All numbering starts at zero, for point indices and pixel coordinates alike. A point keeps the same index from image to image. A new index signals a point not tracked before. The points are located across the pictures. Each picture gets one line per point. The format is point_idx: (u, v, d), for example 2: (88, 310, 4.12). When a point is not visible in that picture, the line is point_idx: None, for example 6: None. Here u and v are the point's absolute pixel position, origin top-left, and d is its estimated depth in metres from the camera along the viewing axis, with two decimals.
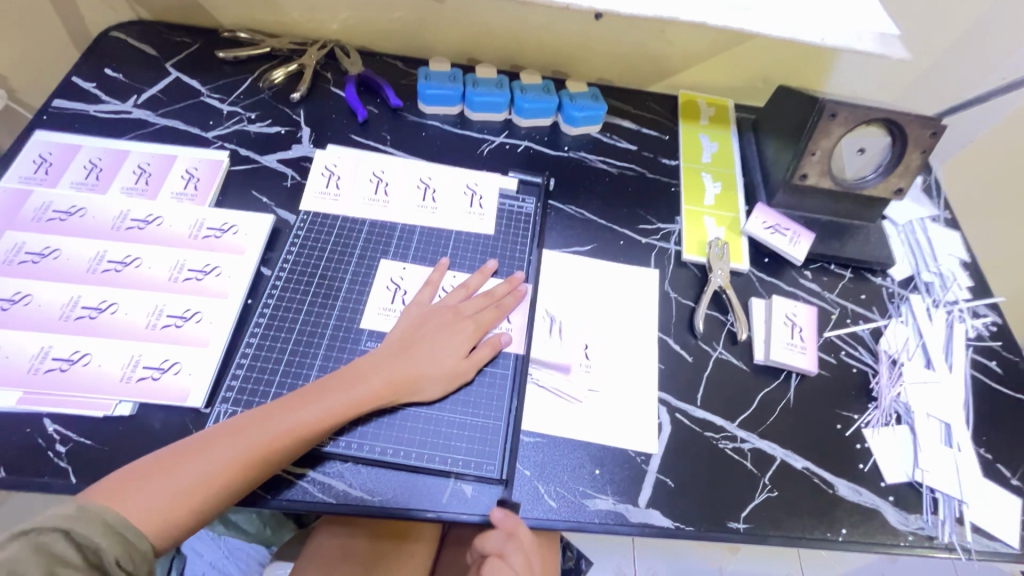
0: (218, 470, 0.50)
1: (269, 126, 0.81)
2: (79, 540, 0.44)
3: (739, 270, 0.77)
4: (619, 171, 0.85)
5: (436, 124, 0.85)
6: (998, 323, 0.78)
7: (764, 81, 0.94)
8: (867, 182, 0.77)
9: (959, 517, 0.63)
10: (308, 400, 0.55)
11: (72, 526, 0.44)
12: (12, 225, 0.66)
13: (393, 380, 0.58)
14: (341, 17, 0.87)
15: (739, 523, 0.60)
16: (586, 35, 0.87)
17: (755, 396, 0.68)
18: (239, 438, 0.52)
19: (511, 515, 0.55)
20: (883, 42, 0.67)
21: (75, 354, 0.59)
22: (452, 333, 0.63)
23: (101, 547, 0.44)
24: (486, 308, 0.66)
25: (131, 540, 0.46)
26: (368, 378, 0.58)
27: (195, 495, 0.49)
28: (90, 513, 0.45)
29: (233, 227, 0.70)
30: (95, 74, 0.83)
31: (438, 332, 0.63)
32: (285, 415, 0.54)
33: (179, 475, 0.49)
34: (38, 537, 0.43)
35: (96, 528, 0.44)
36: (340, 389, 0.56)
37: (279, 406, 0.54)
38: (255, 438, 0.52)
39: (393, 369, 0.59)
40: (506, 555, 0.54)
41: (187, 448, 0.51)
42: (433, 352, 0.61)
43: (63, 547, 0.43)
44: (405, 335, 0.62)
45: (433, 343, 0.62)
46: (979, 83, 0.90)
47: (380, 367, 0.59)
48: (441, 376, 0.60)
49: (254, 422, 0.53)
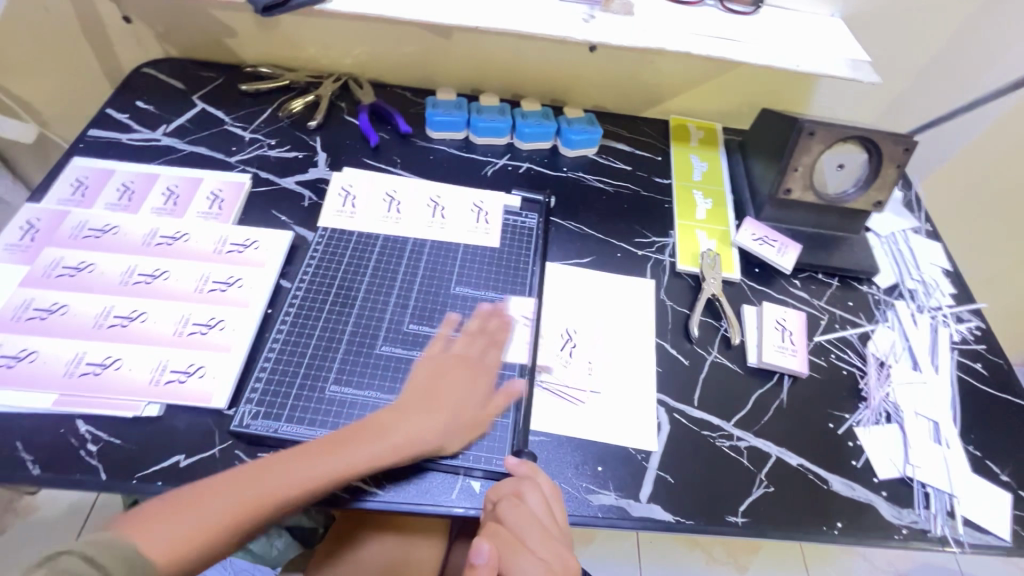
0: (239, 511, 0.50)
1: (288, 151, 0.87)
2: (96, 565, 0.43)
3: (731, 280, 0.81)
4: (615, 189, 0.91)
5: (443, 148, 0.92)
6: (981, 327, 0.82)
7: (750, 106, 1.00)
8: (847, 196, 0.82)
9: (950, 511, 0.65)
10: (329, 450, 0.56)
11: (92, 552, 0.43)
12: (51, 242, 0.71)
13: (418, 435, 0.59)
14: (354, 53, 0.95)
15: (737, 516, 0.62)
16: (582, 66, 0.94)
17: (749, 397, 0.71)
18: (264, 482, 0.52)
19: (525, 461, 0.60)
20: (855, 66, 0.75)
21: (107, 358, 0.63)
22: (472, 385, 0.64)
23: (115, 571, 0.43)
24: (495, 351, 0.68)
25: (145, 572, 0.45)
26: (391, 432, 0.58)
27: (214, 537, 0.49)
28: (109, 543, 0.45)
29: (255, 243, 0.75)
30: (128, 106, 0.89)
31: (460, 380, 0.64)
32: (309, 464, 0.54)
33: (200, 514, 0.49)
34: (58, 563, 0.42)
35: (113, 555, 0.44)
36: (361, 439, 0.57)
37: (301, 453, 0.55)
38: (278, 483, 0.52)
39: (417, 424, 0.59)
40: (523, 493, 0.57)
41: (209, 487, 0.51)
42: (454, 404, 0.62)
43: (82, 569, 0.42)
44: (425, 382, 0.63)
45: (455, 394, 0.63)
46: (948, 105, 0.97)
47: (403, 420, 0.59)
48: (462, 428, 0.62)
49: (277, 466, 0.53)
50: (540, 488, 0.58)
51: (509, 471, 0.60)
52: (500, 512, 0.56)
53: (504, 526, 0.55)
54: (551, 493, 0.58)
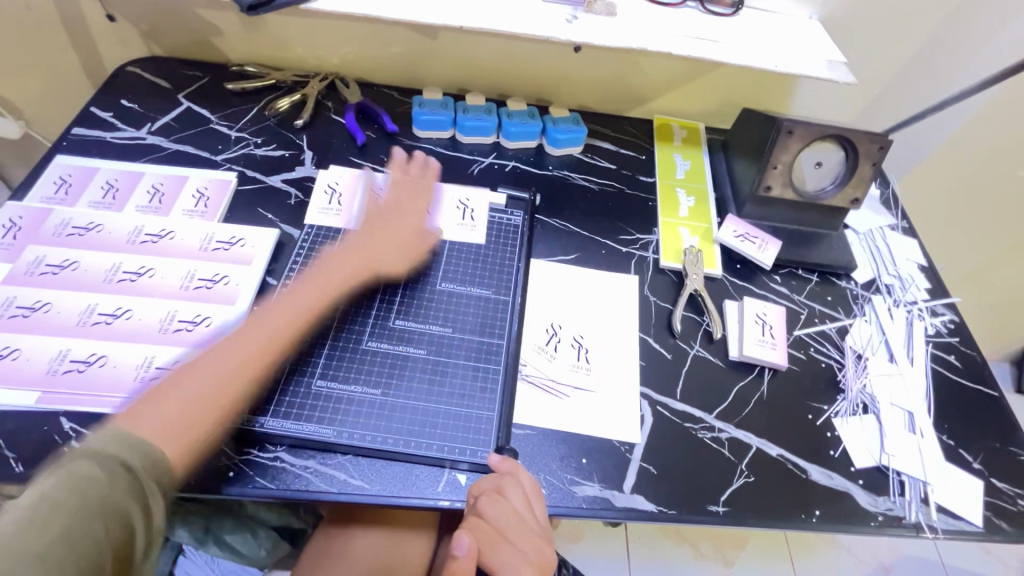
0: (216, 388, 0.57)
1: (274, 150, 0.87)
2: (103, 459, 0.44)
3: (713, 275, 0.83)
4: (599, 188, 0.92)
5: (430, 147, 0.92)
6: (955, 321, 0.84)
7: (731, 106, 1.02)
8: (825, 193, 0.84)
9: (924, 498, 0.67)
10: (271, 323, 0.65)
11: (97, 448, 0.44)
12: (34, 240, 0.71)
13: (361, 263, 0.73)
14: (341, 53, 0.95)
15: (718, 506, 0.63)
16: (567, 66, 0.95)
17: (730, 389, 0.72)
18: (234, 359, 0.60)
19: (508, 458, 0.60)
20: (831, 67, 0.77)
21: (91, 356, 0.63)
22: (396, 232, 0.77)
23: (121, 458, 0.44)
24: (407, 193, 0.82)
25: (151, 453, 0.46)
26: (339, 272, 0.71)
27: (205, 411, 0.55)
28: (108, 433, 0.46)
29: (241, 240, 0.75)
30: (112, 105, 0.89)
31: (390, 232, 0.77)
32: (272, 327, 0.65)
33: (188, 389, 0.55)
34: (64, 466, 0.43)
35: (116, 444, 0.45)
36: (307, 308, 0.68)
37: (254, 329, 0.63)
38: (242, 357, 0.60)
39: (365, 259, 0.73)
40: (504, 490, 0.57)
41: (190, 372, 0.57)
42: (395, 235, 0.76)
43: (90, 466, 0.43)
44: (368, 239, 0.75)
45: (393, 225, 0.77)
46: (924, 105, 0.99)
47: (345, 265, 0.72)
48: (398, 250, 0.75)
49: (239, 345, 0.61)
50: (522, 485, 0.58)
51: (492, 468, 0.60)
52: (480, 506, 0.57)
53: (484, 519, 0.57)
54: (532, 491, 0.59)
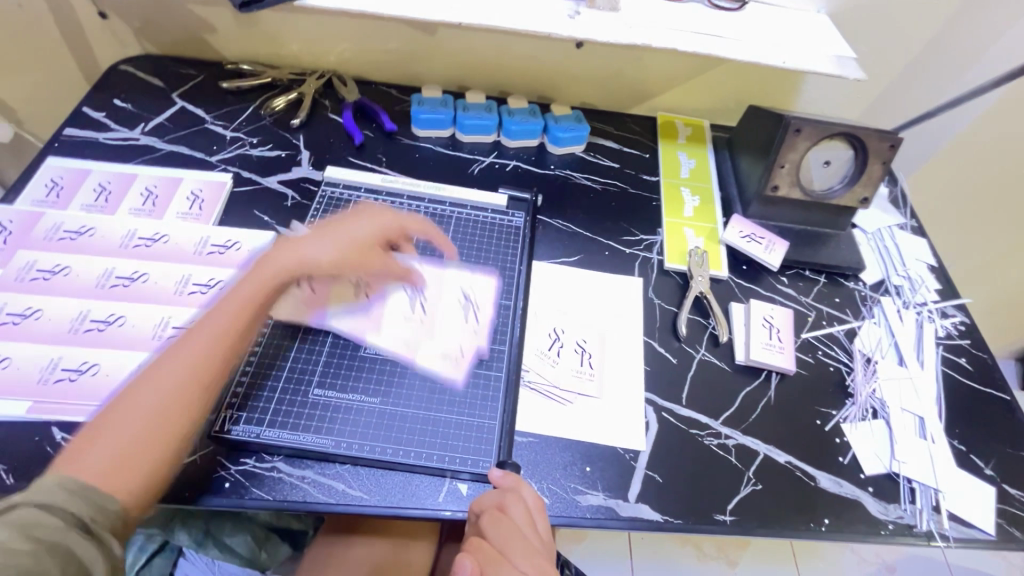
0: (155, 412, 0.50)
1: (271, 150, 0.86)
2: (56, 510, 0.43)
3: (719, 277, 0.81)
4: (602, 187, 0.90)
5: (429, 146, 0.90)
6: (966, 322, 0.83)
7: (737, 102, 1.00)
8: (833, 192, 0.82)
9: (936, 506, 0.65)
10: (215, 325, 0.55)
11: (47, 499, 0.43)
12: (25, 245, 0.69)
13: (304, 261, 0.61)
14: (338, 50, 0.93)
15: (725, 515, 0.62)
16: (569, 63, 0.93)
17: (737, 394, 0.71)
18: (170, 373, 0.51)
19: (510, 473, 0.58)
20: (840, 63, 0.75)
21: (84, 364, 0.61)
22: (363, 243, 0.65)
23: (74, 510, 0.43)
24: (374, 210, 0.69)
25: (98, 500, 0.45)
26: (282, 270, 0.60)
27: (143, 440, 0.48)
28: (54, 483, 0.44)
29: (237, 243, 0.74)
30: (105, 105, 0.87)
31: (339, 228, 0.65)
32: (214, 327, 0.55)
33: (125, 418, 0.49)
34: (14, 516, 0.41)
35: (65, 496, 0.44)
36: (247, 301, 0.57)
37: (194, 336, 0.54)
38: (177, 373, 0.52)
39: (307, 256, 0.62)
40: (507, 507, 0.55)
41: (126, 395, 0.50)
42: (340, 234, 0.64)
43: (43, 516, 0.42)
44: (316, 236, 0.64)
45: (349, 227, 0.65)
46: (934, 101, 0.97)
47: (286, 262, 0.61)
48: (342, 250, 0.64)
49: (176, 360, 0.52)
50: (524, 501, 0.56)
51: (493, 483, 0.58)
52: (482, 527, 0.54)
53: (487, 542, 0.54)
54: (534, 507, 0.57)
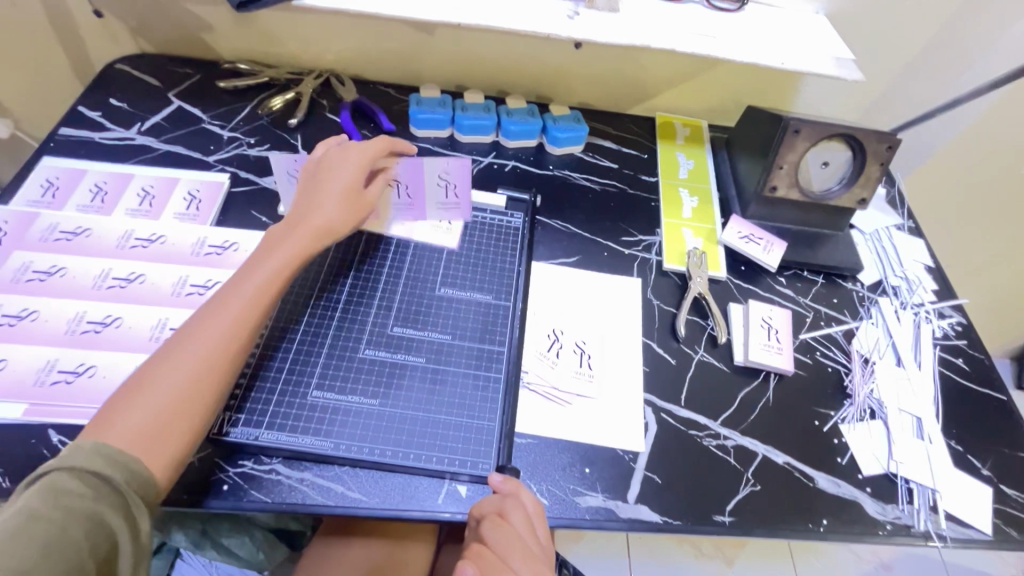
0: (184, 383, 0.50)
1: (268, 150, 0.85)
2: (82, 473, 0.43)
3: (718, 278, 0.81)
4: (601, 188, 0.90)
5: (428, 146, 0.90)
6: (962, 323, 0.83)
7: (735, 103, 1.00)
8: (832, 193, 0.82)
9: (933, 506, 0.66)
10: (230, 295, 0.56)
11: (73, 463, 0.44)
12: (20, 245, 0.69)
13: (310, 229, 0.63)
14: (336, 49, 0.93)
15: (724, 515, 0.62)
16: (567, 63, 0.93)
17: (735, 395, 0.71)
18: (191, 342, 0.52)
19: (510, 478, 0.58)
20: (839, 64, 0.76)
21: (80, 366, 0.61)
22: (361, 196, 0.67)
23: (103, 473, 0.44)
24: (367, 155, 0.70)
25: (131, 465, 0.46)
26: (286, 241, 0.61)
27: (171, 411, 0.49)
28: (83, 448, 0.45)
29: (234, 244, 0.73)
30: (101, 104, 0.87)
31: (327, 182, 0.66)
32: (231, 299, 0.56)
33: (154, 389, 0.49)
34: (45, 480, 0.42)
35: (94, 460, 0.44)
36: (259, 271, 0.59)
37: (209, 309, 0.55)
38: (201, 344, 0.52)
39: (307, 223, 0.63)
40: (507, 513, 0.55)
41: (153, 367, 0.51)
42: (332, 190, 0.65)
43: (69, 481, 0.43)
44: (306, 201, 0.65)
45: (336, 181, 0.66)
46: (932, 101, 0.97)
47: (290, 233, 0.62)
48: (345, 217, 0.65)
49: (196, 331, 0.53)
50: (524, 507, 0.56)
51: (493, 488, 0.58)
52: (484, 534, 0.55)
53: (487, 547, 0.55)
54: (533, 513, 0.57)
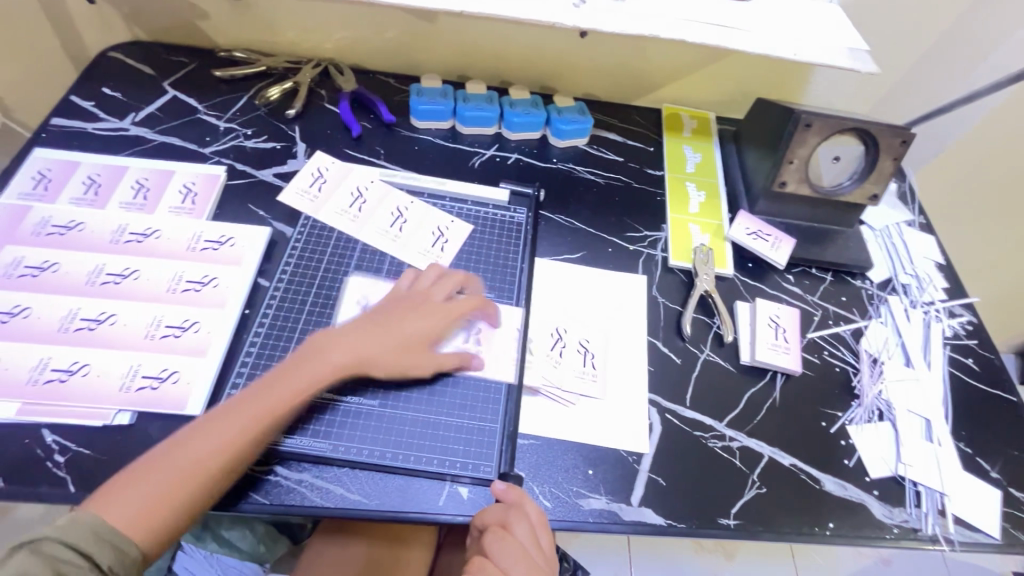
0: (189, 475, 0.50)
1: (265, 142, 0.83)
2: (75, 546, 0.45)
3: (724, 275, 0.80)
4: (606, 181, 0.88)
5: (429, 138, 0.88)
6: (973, 322, 0.81)
7: (744, 94, 0.97)
8: (843, 189, 0.81)
9: (942, 509, 0.65)
10: (266, 390, 0.56)
11: (67, 534, 0.45)
12: (12, 240, 0.67)
13: (359, 355, 0.60)
14: (335, 37, 0.91)
15: (729, 519, 0.61)
16: (572, 52, 0.91)
17: (741, 396, 0.70)
18: (212, 435, 0.52)
19: (513, 487, 0.57)
20: (853, 55, 0.73)
21: (74, 364, 0.60)
22: (420, 348, 0.63)
23: (94, 552, 0.45)
24: (450, 292, 0.68)
25: (122, 546, 0.46)
26: (334, 355, 0.59)
27: (169, 499, 0.49)
28: (80, 521, 0.46)
29: (231, 239, 0.72)
30: (94, 93, 0.85)
31: (401, 314, 0.64)
32: (262, 400, 0.55)
33: (171, 468, 0.50)
34: (40, 546, 0.44)
35: (87, 537, 0.45)
36: (298, 372, 0.58)
37: (244, 398, 0.55)
38: (219, 437, 0.52)
39: (359, 347, 0.61)
40: (510, 524, 0.54)
41: (177, 445, 0.52)
42: (398, 329, 0.63)
43: (64, 552, 0.44)
44: (372, 322, 0.63)
45: (407, 326, 0.63)
46: (947, 94, 0.95)
47: (341, 345, 0.60)
48: (408, 350, 0.62)
49: (220, 418, 0.53)
50: (527, 517, 0.55)
51: (496, 497, 0.57)
52: (488, 544, 0.54)
53: (491, 560, 0.54)
54: (536, 522, 0.56)
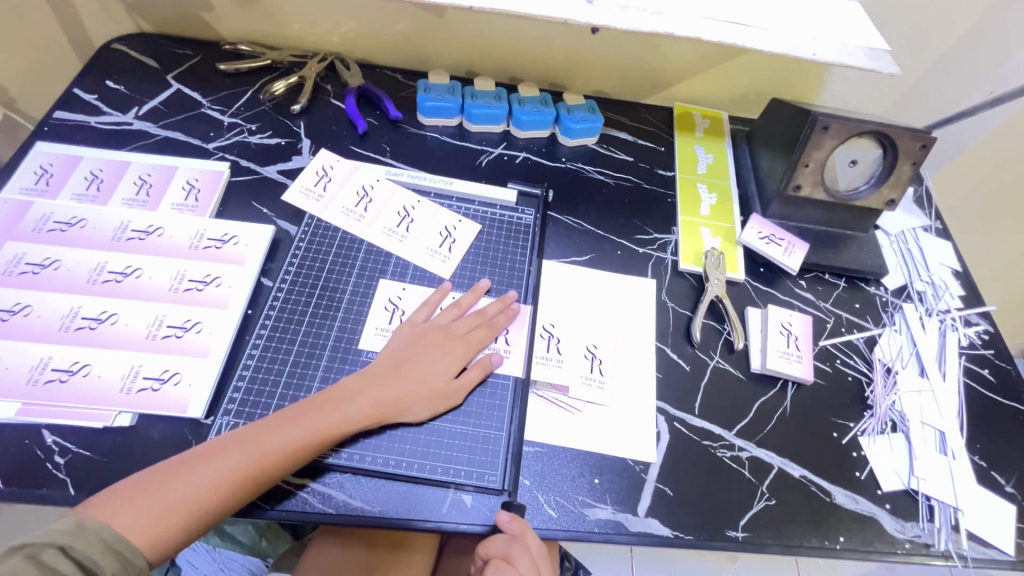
0: (201, 495, 0.49)
1: (270, 138, 0.82)
2: (77, 557, 0.43)
3: (735, 280, 0.78)
4: (615, 182, 0.86)
5: (436, 136, 0.87)
6: (989, 331, 0.80)
7: (758, 94, 0.95)
8: (859, 193, 0.79)
9: (955, 525, 0.63)
10: (289, 422, 0.55)
11: (70, 543, 0.44)
12: (13, 236, 0.66)
13: (382, 399, 0.58)
14: (341, 31, 0.89)
15: (737, 531, 0.60)
16: (583, 49, 0.88)
17: (752, 405, 0.68)
18: (230, 459, 0.51)
19: (517, 518, 0.55)
20: (873, 56, 0.71)
21: (74, 364, 0.59)
22: (444, 391, 0.61)
23: (98, 562, 0.44)
24: (478, 327, 0.66)
25: (128, 556, 0.46)
26: (357, 398, 0.57)
27: (179, 515, 0.49)
28: (89, 530, 0.45)
29: (234, 237, 0.70)
30: (97, 86, 0.83)
31: (428, 352, 0.62)
32: (284, 431, 0.54)
33: (185, 485, 0.50)
34: (37, 552, 0.42)
35: (95, 546, 0.44)
36: (324, 409, 0.56)
37: (267, 426, 0.54)
38: (235, 463, 0.51)
39: (383, 391, 0.58)
40: (513, 558, 0.53)
41: (195, 460, 0.51)
42: (424, 370, 0.61)
43: (62, 561, 0.43)
44: (397, 357, 0.61)
45: (432, 369, 0.61)
46: (967, 96, 0.92)
47: (368, 386, 0.58)
48: (429, 396, 0.60)
49: (239, 442, 0.53)
50: (530, 550, 0.54)
51: (500, 527, 0.55)
52: None
53: None
54: (539, 552, 0.55)
